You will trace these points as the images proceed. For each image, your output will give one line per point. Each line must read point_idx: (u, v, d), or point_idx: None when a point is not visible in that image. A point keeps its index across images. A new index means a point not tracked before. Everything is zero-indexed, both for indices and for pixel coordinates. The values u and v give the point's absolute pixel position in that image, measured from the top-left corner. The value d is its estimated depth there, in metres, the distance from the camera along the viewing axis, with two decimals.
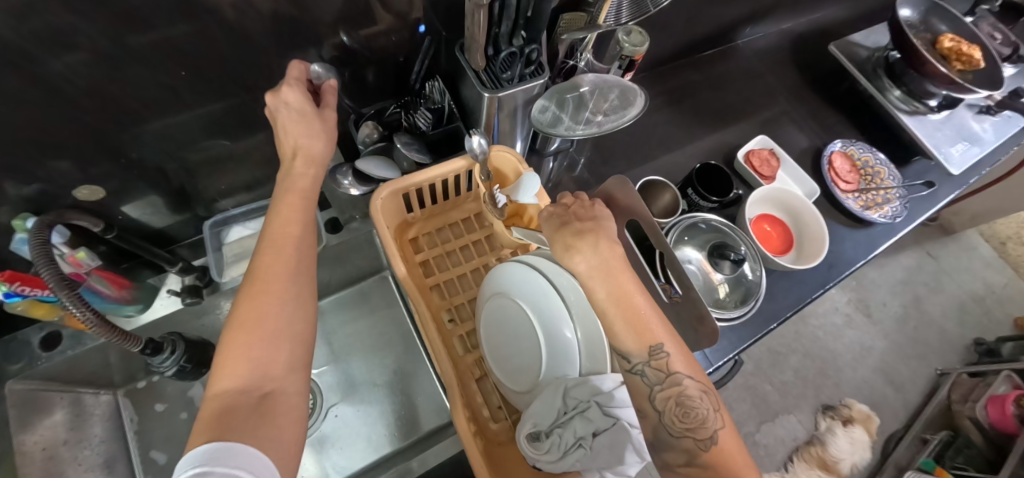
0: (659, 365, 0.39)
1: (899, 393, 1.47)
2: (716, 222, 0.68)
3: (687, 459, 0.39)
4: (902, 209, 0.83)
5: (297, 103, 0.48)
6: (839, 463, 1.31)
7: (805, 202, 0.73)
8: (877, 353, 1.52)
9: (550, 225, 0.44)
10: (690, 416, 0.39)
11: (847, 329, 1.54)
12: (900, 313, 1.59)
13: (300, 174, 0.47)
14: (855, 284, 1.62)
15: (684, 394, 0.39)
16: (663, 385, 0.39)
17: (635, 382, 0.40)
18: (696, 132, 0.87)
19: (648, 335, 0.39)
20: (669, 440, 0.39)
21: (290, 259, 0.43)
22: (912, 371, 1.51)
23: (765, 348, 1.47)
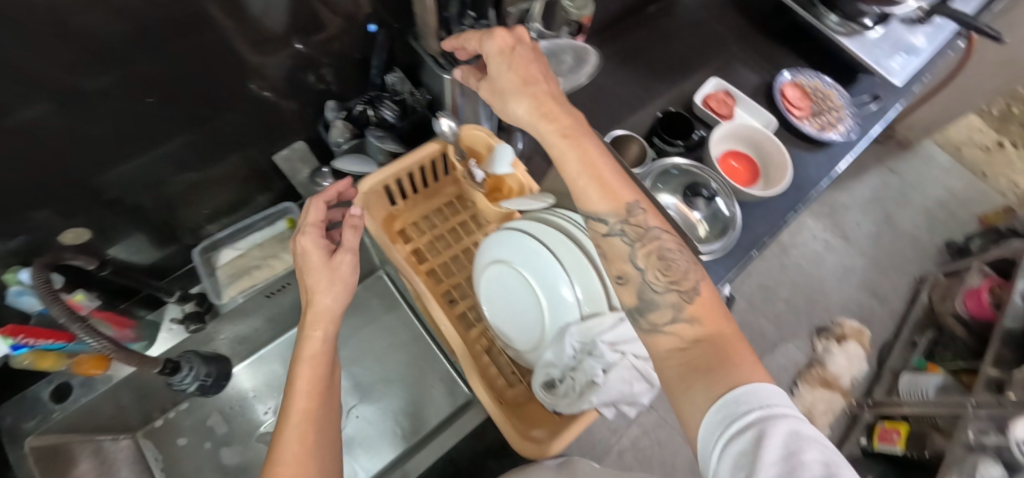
0: (635, 221, 0.43)
1: (884, 304, 1.55)
2: (684, 165, 0.71)
3: (672, 315, 0.40)
4: (854, 126, 0.89)
5: (313, 255, 0.48)
6: (840, 379, 1.40)
7: (764, 131, 0.77)
8: (858, 271, 1.59)
9: (506, 69, 0.44)
10: (672, 270, 0.42)
11: (827, 253, 1.61)
12: (874, 229, 1.67)
13: (314, 339, 0.47)
14: (829, 210, 1.68)
15: (662, 253, 0.43)
16: (643, 240, 0.43)
17: (614, 244, 0.43)
18: (653, 86, 0.90)
19: (621, 197, 0.43)
20: (655, 298, 0.41)
21: (309, 438, 0.44)
22: (892, 282, 1.59)
23: (755, 284, 1.52)
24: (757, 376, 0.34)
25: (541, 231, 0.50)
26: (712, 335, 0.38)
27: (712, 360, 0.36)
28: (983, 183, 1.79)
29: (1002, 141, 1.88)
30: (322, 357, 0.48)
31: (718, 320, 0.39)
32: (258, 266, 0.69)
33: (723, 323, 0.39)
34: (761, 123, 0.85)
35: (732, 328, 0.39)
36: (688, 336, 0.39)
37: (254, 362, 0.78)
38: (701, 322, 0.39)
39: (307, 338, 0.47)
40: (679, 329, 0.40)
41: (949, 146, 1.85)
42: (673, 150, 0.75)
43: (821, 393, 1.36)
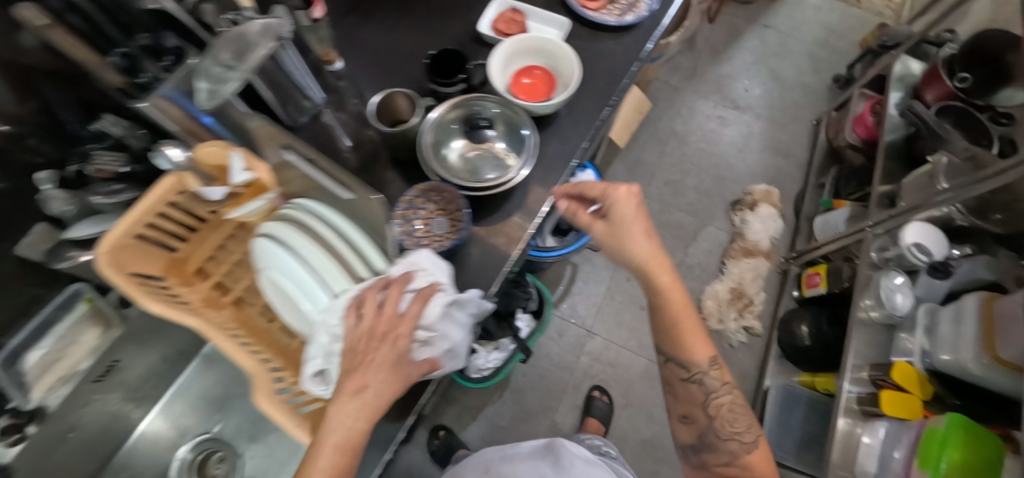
0: (713, 375, 0.65)
1: (789, 159, 1.58)
2: (456, 105, 0.68)
3: (728, 459, 0.63)
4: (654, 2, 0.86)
5: (391, 353, 0.46)
6: (759, 243, 1.40)
7: (539, 36, 0.74)
8: (757, 136, 1.61)
9: (622, 217, 0.63)
10: (738, 422, 0.64)
11: (723, 129, 1.62)
12: (764, 90, 1.67)
13: (349, 419, 0.44)
14: (715, 87, 1.68)
15: (726, 406, 0.65)
16: (716, 395, 0.65)
17: (693, 389, 0.66)
18: (447, 20, 0.82)
19: (696, 354, 0.65)
20: (718, 442, 0.64)
21: None
22: (792, 135, 1.61)
23: (662, 182, 1.51)
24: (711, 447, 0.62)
25: (289, 241, 0.49)
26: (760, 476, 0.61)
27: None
28: (855, 9, 1.79)
29: None
30: (353, 447, 0.44)
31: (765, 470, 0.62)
32: (62, 356, 0.71)
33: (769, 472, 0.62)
34: (556, 31, 0.82)
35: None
36: (734, 474, 0.62)
37: (147, 427, 0.93)
38: (755, 466, 0.62)
39: (336, 410, 0.44)
40: (733, 446, 0.63)
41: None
42: (458, 89, 0.70)
43: (747, 263, 1.38)
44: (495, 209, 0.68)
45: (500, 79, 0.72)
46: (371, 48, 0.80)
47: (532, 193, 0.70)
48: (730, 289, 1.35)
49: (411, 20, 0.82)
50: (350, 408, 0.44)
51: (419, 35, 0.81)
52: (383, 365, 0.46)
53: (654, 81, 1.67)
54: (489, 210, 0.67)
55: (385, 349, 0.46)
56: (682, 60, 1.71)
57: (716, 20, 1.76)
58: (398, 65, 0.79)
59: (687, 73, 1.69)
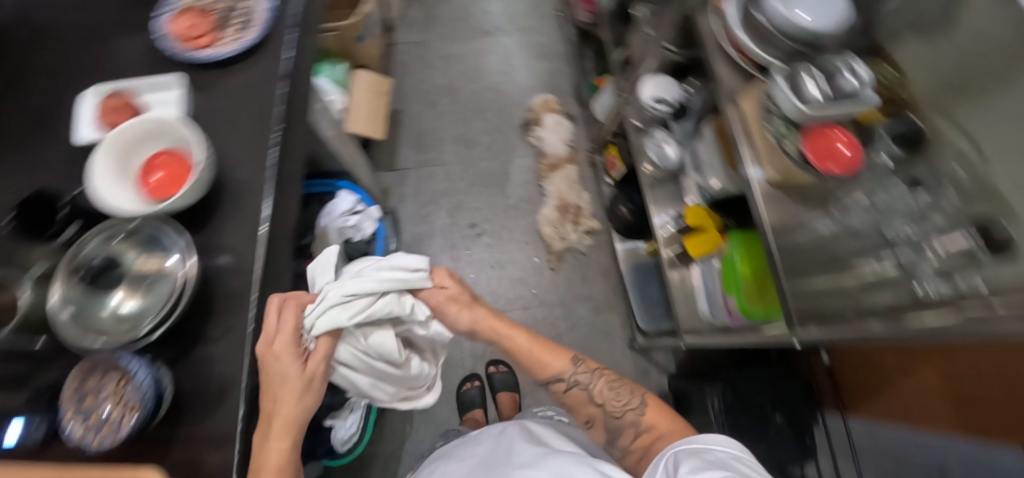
0: (579, 371, 0.79)
1: (554, 57, 1.60)
2: (75, 269, 0.57)
3: (634, 431, 0.72)
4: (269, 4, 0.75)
5: (280, 342, 0.58)
6: (559, 151, 1.45)
7: (129, 124, 0.62)
8: (517, 51, 1.60)
9: (447, 303, 0.82)
10: (620, 395, 0.76)
11: (484, 59, 1.58)
12: (500, 6, 1.65)
13: (276, 443, 0.56)
14: (458, 22, 1.62)
15: (608, 389, 0.77)
16: (591, 382, 0.79)
17: (574, 390, 0.79)
18: (50, 136, 0.67)
19: (557, 359, 0.80)
20: (617, 423, 0.74)
21: None
22: (545, 34, 1.62)
23: (454, 141, 1.48)
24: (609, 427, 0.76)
25: None
26: (661, 425, 0.71)
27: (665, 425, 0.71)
28: None
29: None
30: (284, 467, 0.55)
31: (662, 417, 0.72)
32: None
33: (667, 417, 0.72)
34: (170, 90, 0.69)
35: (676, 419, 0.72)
36: (645, 436, 0.71)
37: None
38: (658, 423, 0.71)
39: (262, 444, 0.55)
40: (632, 420, 0.73)
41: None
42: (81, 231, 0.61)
43: (557, 175, 1.42)
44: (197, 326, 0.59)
45: (132, 196, 0.62)
46: None
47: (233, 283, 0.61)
48: (555, 205, 1.39)
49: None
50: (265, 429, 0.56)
51: (19, 173, 0.64)
52: (274, 376, 0.57)
53: (397, 46, 1.57)
54: (190, 334, 0.57)
55: (269, 367, 0.57)
56: (411, 13, 1.62)
57: None
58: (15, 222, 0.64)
59: (423, 23, 1.61)
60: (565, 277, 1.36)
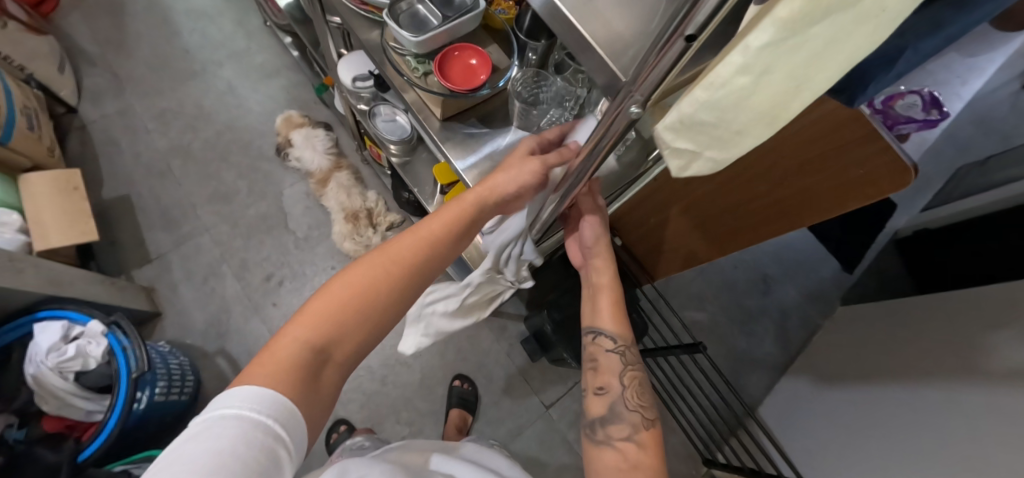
0: (624, 354, 0.62)
1: (280, 69, 1.46)
2: None
3: (628, 432, 0.56)
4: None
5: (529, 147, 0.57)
6: (325, 165, 1.33)
7: None
8: (237, 78, 1.44)
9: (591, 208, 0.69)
10: (642, 399, 0.59)
11: (204, 99, 1.40)
12: (197, 37, 1.47)
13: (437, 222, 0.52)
14: (154, 72, 1.41)
15: (630, 380, 0.61)
16: (629, 367, 0.61)
17: (610, 359, 0.62)
18: None
19: (625, 331, 0.64)
20: (621, 414, 0.58)
21: (397, 283, 0.48)
22: (261, 49, 1.48)
23: (206, 200, 1.30)
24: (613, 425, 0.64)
25: None
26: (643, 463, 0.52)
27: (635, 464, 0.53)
28: None
29: None
30: (434, 250, 0.51)
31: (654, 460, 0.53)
32: None
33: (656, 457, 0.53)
34: None
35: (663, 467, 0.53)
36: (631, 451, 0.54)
37: None
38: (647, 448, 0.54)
39: (435, 213, 0.54)
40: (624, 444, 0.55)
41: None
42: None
43: (333, 186, 1.32)
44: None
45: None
46: None
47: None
48: (343, 215, 1.29)
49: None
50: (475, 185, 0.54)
51: None
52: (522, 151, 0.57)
53: (89, 125, 1.32)
54: None
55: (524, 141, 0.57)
56: (92, 83, 1.37)
57: (78, 17, 1.42)
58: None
59: (113, 89, 1.37)
60: None
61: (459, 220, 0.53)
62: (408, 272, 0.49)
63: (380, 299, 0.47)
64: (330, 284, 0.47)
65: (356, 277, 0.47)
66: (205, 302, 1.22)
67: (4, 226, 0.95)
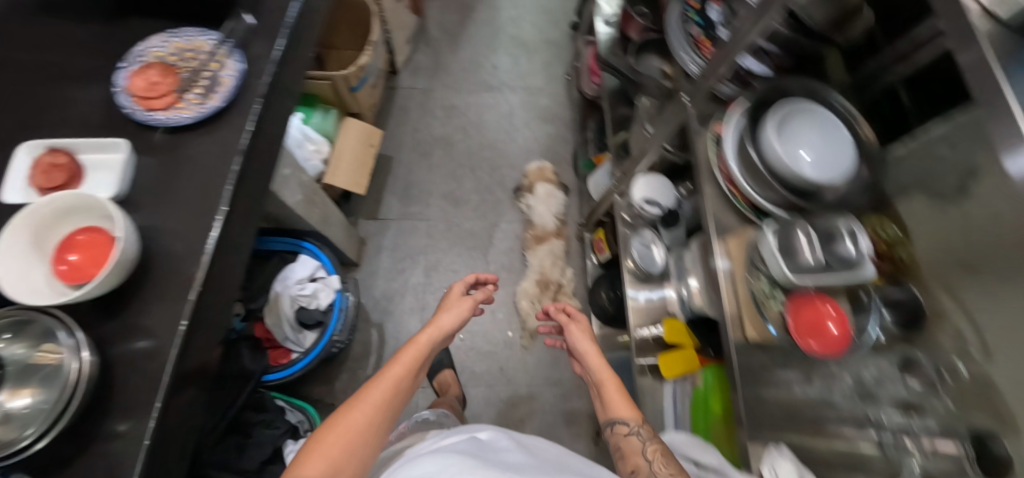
0: (645, 430, 0.70)
1: (557, 120, 1.56)
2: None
3: None
4: (241, 56, 0.74)
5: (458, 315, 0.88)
6: (548, 226, 1.38)
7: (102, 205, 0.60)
8: (520, 109, 1.56)
9: (589, 344, 0.88)
10: (670, 464, 0.63)
11: (486, 114, 1.54)
12: (512, 61, 1.63)
13: (402, 359, 0.75)
14: (465, 72, 1.59)
15: (655, 450, 0.66)
16: (650, 442, 0.68)
17: (633, 441, 0.69)
18: None
19: (632, 413, 0.73)
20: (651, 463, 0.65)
21: (375, 410, 0.68)
22: (552, 96, 1.59)
23: (441, 197, 1.42)
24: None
25: None
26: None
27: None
28: None
29: None
30: (400, 384, 0.73)
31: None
32: None
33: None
34: (120, 156, 0.66)
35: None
36: None
37: None
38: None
39: (401, 353, 0.77)
40: None
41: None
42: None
43: (543, 249, 1.35)
44: (84, 428, 0.55)
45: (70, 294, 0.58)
46: None
47: (136, 383, 0.57)
48: (536, 280, 1.32)
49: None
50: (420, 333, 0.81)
51: None
52: (450, 314, 0.87)
53: (398, 90, 1.54)
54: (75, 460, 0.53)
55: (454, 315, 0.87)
56: (420, 58, 1.59)
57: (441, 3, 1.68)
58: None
59: (431, 70, 1.58)
60: (537, 358, 1.28)
61: (418, 352, 0.78)
62: (389, 389, 0.71)
63: (371, 410, 0.67)
64: (323, 427, 0.64)
65: (349, 417, 0.65)
66: (392, 278, 1.33)
67: (318, 152, 1.12)
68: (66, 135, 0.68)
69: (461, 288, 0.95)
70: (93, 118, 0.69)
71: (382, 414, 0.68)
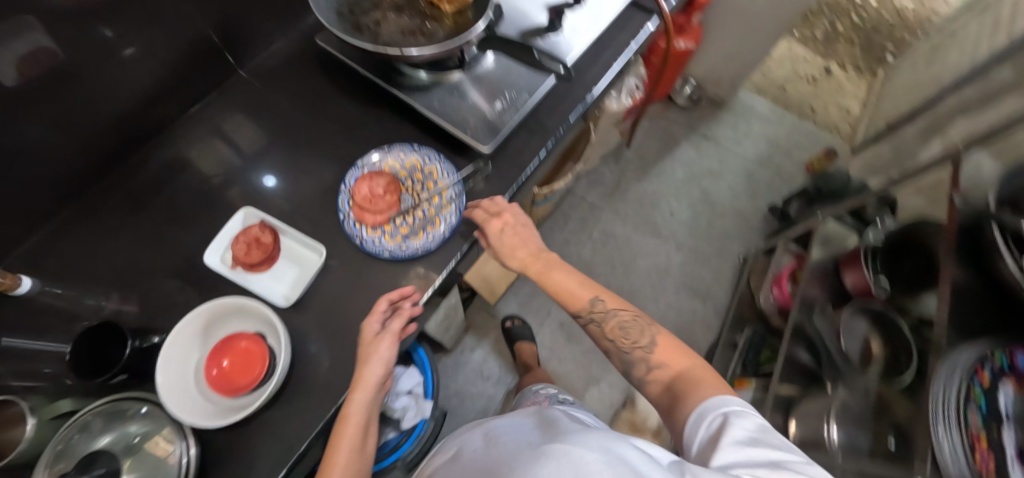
0: (598, 309, 0.62)
1: (709, 301, 1.42)
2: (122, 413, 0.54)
3: (647, 366, 0.57)
4: (464, 201, 0.70)
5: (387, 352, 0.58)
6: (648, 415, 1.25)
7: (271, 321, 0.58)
8: (676, 270, 1.44)
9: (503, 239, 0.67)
10: (631, 332, 0.60)
11: (639, 259, 1.45)
12: (692, 215, 1.52)
13: (354, 403, 0.56)
14: (639, 206, 1.52)
15: (621, 319, 0.61)
16: (607, 321, 0.61)
17: (592, 329, 0.63)
18: (185, 229, 0.71)
19: (579, 300, 0.63)
20: (629, 357, 0.59)
21: None
22: (716, 272, 1.45)
23: (556, 325, 1.37)
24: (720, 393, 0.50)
25: None
26: (682, 376, 0.54)
27: (681, 387, 0.53)
28: (806, 123, 1.70)
29: (828, 66, 1.88)
30: (358, 429, 0.55)
31: (678, 361, 0.56)
32: None
33: (678, 358, 0.56)
34: (313, 259, 0.66)
35: (690, 361, 0.56)
36: (666, 374, 0.56)
37: None
38: (667, 365, 0.56)
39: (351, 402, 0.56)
40: (656, 373, 0.56)
41: (768, 91, 1.77)
42: (123, 377, 0.56)
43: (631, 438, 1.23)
44: None
45: (239, 401, 0.57)
46: (94, 255, 0.70)
47: None
48: None
49: (144, 223, 0.72)
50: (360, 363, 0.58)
51: (138, 248, 0.70)
52: (381, 349, 0.58)
53: (569, 194, 1.50)
54: None
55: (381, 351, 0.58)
56: (604, 172, 1.54)
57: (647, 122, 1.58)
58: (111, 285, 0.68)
59: (608, 188, 1.53)
60: None
61: (379, 365, 0.57)
62: (368, 403, 0.56)
63: (355, 435, 0.55)
64: None
65: None
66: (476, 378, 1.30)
67: None
68: (284, 210, 0.71)
69: (382, 307, 0.61)
70: (311, 201, 0.72)
71: (360, 464, 0.55)
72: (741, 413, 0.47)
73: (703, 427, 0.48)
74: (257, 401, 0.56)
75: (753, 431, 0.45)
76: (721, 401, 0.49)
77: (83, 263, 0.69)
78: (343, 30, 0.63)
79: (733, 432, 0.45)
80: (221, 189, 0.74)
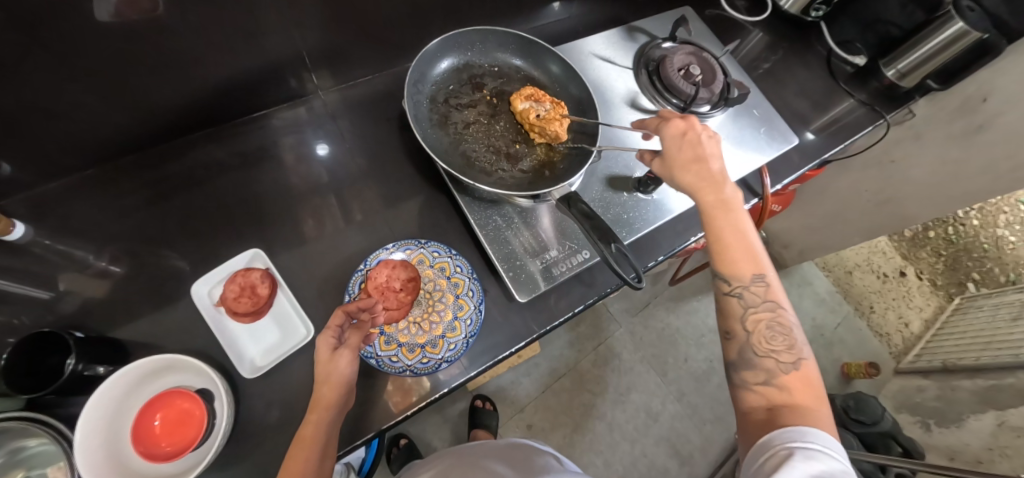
0: (756, 291, 0.51)
1: (685, 467, 1.33)
2: (32, 439, 0.51)
3: (765, 378, 0.48)
4: (474, 334, 0.63)
5: (346, 368, 0.52)
6: None
7: (223, 390, 0.54)
8: (665, 420, 1.38)
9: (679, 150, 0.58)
10: (776, 341, 0.49)
11: (632, 392, 1.40)
12: (704, 369, 1.45)
13: (315, 417, 0.50)
14: (658, 336, 1.48)
15: (771, 322, 0.50)
16: (756, 308, 0.51)
17: (733, 304, 0.51)
18: (205, 232, 0.69)
19: (746, 266, 0.52)
20: (754, 359, 0.49)
21: (307, 465, 0.48)
22: (705, 439, 1.37)
23: (525, 424, 1.32)
24: (814, 426, 0.43)
25: None
26: (797, 405, 0.46)
27: (792, 419, 0.44)
28: (860, 323, 1.63)
29: (904, 269, 1.77)
30: (317, 443, 0.50)
31: (807, 399, 0.46)
32: None
33: (811, 400, 0.46)
34: (301, 332, 0.62)
35: (821, 409, 0.46)
36: (776, 400, 0.47)
37: None
38: (792, 392, 0.47)
39: (314, 417, 0.50)
40: (768, 391, 0.48)
41: (831, 271, 1.70)
42: (52, 396, 0.53)
43: None
44: None
45: (187, 461, 0.53)
46: (103, 224, 0.67)
47: None
48: None
49: (169, 206, 0.69)
50: (318, 374, 0.51)
51: (154, 228, 0.68)
52: (337, 377, 0.51)
53: None
54: None
55: (336, 368, 0.52)
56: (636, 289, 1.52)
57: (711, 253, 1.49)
58: (106, 264, 0.65)
59: (637, 306, 1.50)
60: None
61: (340, 388, 0.51)
62: (328, 425, 0.51)
63: (317, 462, 0.49)
64: None
65: None
66: (430, 443, 1.26)
67: None
68: (308, 261, 0.69)
69: (339, 322, 0.54)
70: (337, 262, 0.70)
71: (333, 441, 0.52)
72: (823, 453, 0.41)
73: (766, 454, 0.42)
74: (211, 451, 0.52)
75: (825, 472, 0.39)
76: (810, 432, 0.43)
77: (97, 217, 0.67)
78: (430, 125, 0.65)
79: (792, 469, 0.40)
80: (255, 206, 0.71)
